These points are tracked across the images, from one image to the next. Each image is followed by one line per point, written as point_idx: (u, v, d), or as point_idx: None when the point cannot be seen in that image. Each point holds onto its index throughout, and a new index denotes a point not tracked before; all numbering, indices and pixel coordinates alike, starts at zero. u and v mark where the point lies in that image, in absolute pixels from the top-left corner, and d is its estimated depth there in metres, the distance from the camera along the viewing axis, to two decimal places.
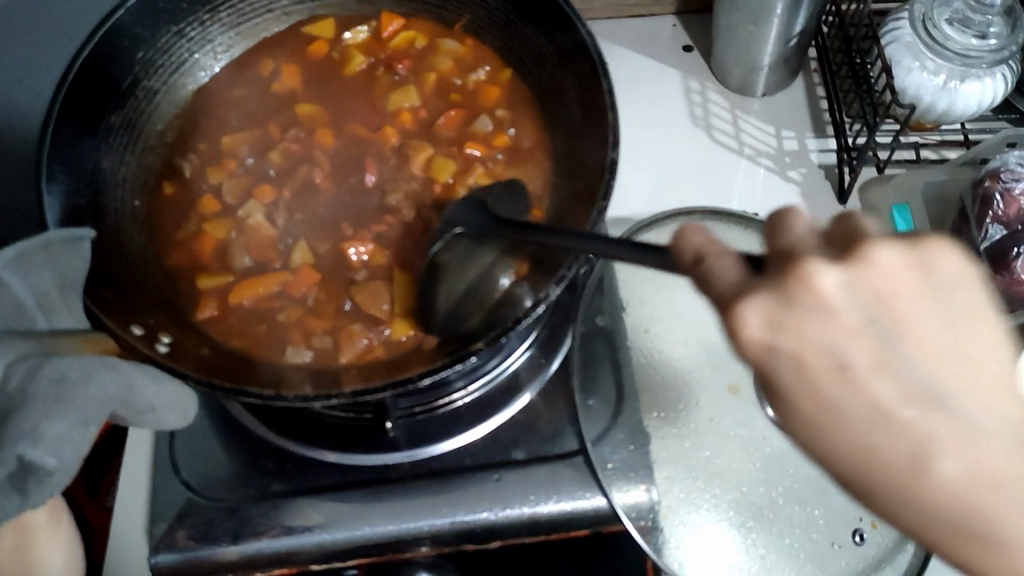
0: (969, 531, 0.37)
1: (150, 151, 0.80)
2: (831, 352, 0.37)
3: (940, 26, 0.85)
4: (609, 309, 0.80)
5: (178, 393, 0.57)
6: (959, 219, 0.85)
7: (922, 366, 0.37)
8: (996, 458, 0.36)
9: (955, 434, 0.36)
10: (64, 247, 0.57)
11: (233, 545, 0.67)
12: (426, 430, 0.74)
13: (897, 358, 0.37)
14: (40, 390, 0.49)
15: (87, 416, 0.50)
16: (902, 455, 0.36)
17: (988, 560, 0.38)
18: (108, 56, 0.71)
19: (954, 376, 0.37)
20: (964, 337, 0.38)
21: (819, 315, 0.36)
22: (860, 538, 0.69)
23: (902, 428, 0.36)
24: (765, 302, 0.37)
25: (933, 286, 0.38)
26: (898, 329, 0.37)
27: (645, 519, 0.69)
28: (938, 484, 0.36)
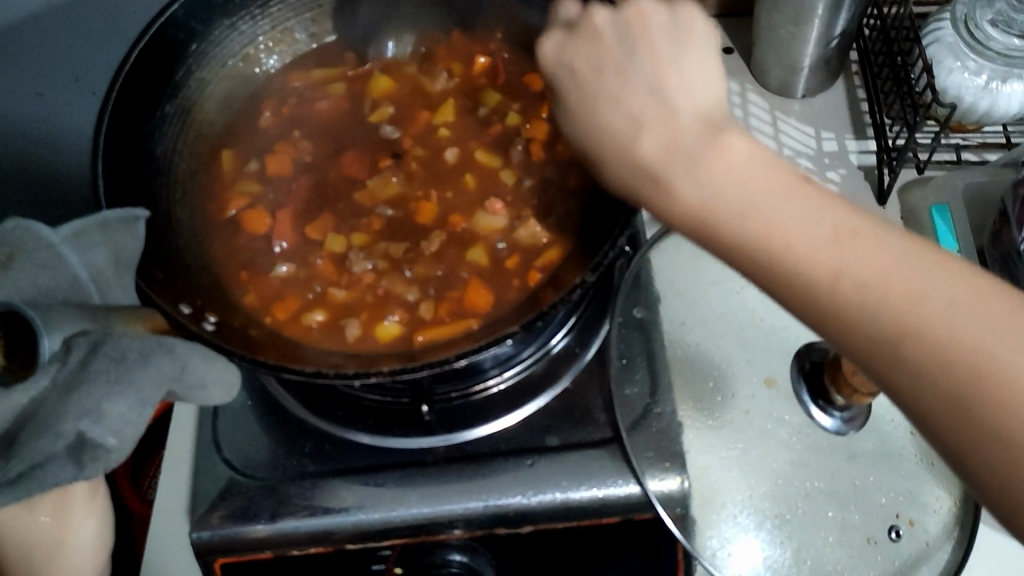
0: (648, 175, 0.51)
1: (202, 139, 0.81)
2: (614, 65, 0.55)
3: (982, 26, 0.85)
4: (646, 301, 0.80)
5: (229, 369, 0.57)
6: (999, 219, 0.84)
7: (651, 68, 0.53)
8: (677, 130, 0.50)
9: (674, 80, 0.52)
10: (120, 227, 0.59)
11: (269, 522, 0.69)
12: (461, 415, 0.76)
13: (634, 65, 0.54)
14: (101, 368, 0.50)
15: (144, 399, 0.52)
16: (651, 147, 0.51)
17: (659, 197, 0.51)
18: (161, 48, 0.73)
19: (670, 72, 0.53)
20: (682, 55, 0.54)
21: (589, 35, 0.57)
22: (896, 535, 0.69)
23: (725, 154, 0.48)
24: (557, 34, 0.59)
25: (681, 22, 0.56)
26: (640, 41, 0.55)
27: (679, 507, 0.69)
28: (679, 196, 0.49)
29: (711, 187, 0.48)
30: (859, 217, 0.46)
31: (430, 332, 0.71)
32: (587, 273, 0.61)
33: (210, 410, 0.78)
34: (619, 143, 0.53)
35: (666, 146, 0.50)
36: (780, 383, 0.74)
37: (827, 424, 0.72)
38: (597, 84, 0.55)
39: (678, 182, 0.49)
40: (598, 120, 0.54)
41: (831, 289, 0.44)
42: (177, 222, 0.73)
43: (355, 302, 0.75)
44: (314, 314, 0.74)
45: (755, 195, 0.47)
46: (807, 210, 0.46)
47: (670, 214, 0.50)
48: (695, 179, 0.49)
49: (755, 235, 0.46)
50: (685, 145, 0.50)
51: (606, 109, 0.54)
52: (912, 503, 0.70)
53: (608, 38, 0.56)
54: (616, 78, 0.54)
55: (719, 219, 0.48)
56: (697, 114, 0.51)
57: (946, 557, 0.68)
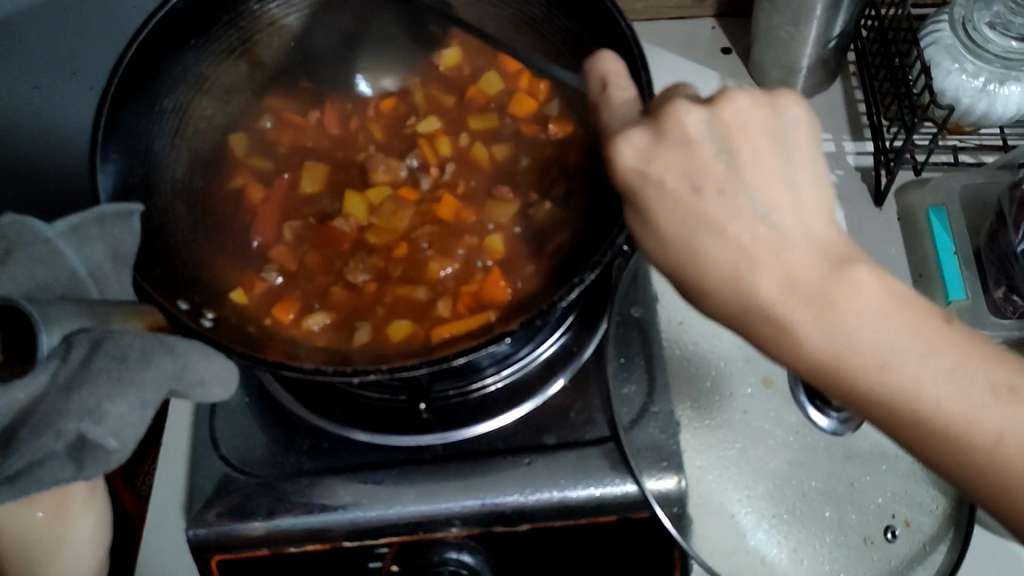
0: (763, 315, 0.47)
1: (201, 136, 0.81)
2: (709, 183, 0.48)
3: (980, 29, 0.86)
4: (643, 300, 0.80)
5: (226, 367, 0.58)
6: (996, 220, 0.84)
7: (759, 194, 0.48)
8: (803, 271, 0.47)
9: (789, 211, 0.48)
10: (117, 222, 0.58)
11: (266, 520, 0.69)
12: (460, 413, 0.75)
13: (741, 187, 0.48)
14: (104, 367, 0.49)
15: (146, 398, 0.52)
16: (770, 288, 0.47)
17: (777, 341, 0.48)
18: (160, 44, 0.73)
19: (780, 199, 0.48)
20: (790, 172, 0.49)
21: (679, 146, 0.49)
22: (892, 535, 0.69)
23: (869, 308, 0.46)
24: (638, 135, 0.50)
25: (781, 126, 0.50)
26: (742, 157, 0.49)
27: (677, 506, 0.70)
28: (809, 348, 0.47)
29: (852, 338, 0.46)
30: (1006, 368, 0.46)
31: (450, 326, 0.70)
32: (586, 272, 0.61)
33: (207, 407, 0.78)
34: (734, 278, 0.48)
35: (796, 298, 0.46)
36: (777, 383, 0.74)
37: (824, 424, 0.72)
38: (688, 210, 0.49)
39: (810, 335, 0.46)
40: (695, 247, 0.49)
41: (990, 449, 0.45)
42: (175, 219, 0.72)
43: (362, 308, 0.74)
44: (317, 315, 0.73)
45: (904, 350, 0.46)
46: (957, 368, 0.45)
47: (796, 354, 0.48)
48: (832, 334, 0.46)
49: (907, 392, 0.46)
50: (812, 293, 0.46)
51: (715, 244, 0.48)
52: (909, 502, 0.70)
53: (698, 147, 0.49)
54: (714, 204, 0.48)
55: (854, 369, 0.46)
56: (820, 248, 0.47)
57: (941, 558, 0.69)
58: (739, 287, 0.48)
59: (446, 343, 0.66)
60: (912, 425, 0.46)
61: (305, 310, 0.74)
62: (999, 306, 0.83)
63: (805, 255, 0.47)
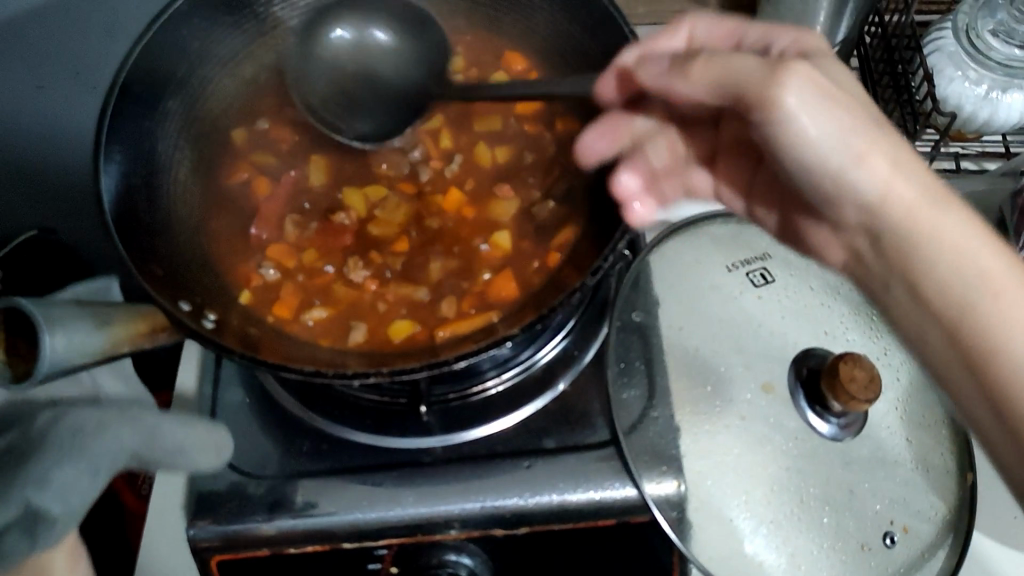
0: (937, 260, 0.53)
1: (206, 137, 0.81)
2: (858, 86, 0.54)
3: (983, 37, 0.85)
4: (644, 305, 0.80)
5: (207, 436, 0.64)
6: (998, 227, 0.84)
7: (887, 112, 0.54)
8: (911, 185, 0.53)
9: (907, 132, 0.55)
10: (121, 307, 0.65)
11: (267, 521, 0.69)
12: (460, 416, 0.76)
13: (880, 100, 0.55)
14: (56, 438, 0.55)
15: (98, 467, 0.56)
16: (920, 211, 0.53)
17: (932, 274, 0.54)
18: (166, 44, 0.72)
19: (903, 122, 0.54)
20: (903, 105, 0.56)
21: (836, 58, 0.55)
22: (890, 541, 0.70)
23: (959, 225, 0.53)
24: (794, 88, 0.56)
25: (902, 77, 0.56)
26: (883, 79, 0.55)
27: (675, 511, 0.70)
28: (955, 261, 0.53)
29: (968, 250, 0.52)
30: None
31: (452, 326, 0.70)
32: (587, 277, 0.61)
33: (208, 407, 0.78)
34: (875, 186, 0.53)
35: (902, 202, 0.53)
36: (777, 389, 0.74)
37: (825, 430, 0.72)
38: (843, 112, 0.52)
39: (946, 235, 0.53)
40: (853, 156, 0.53)
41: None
42: (179, 220, 0.72)
43: (360, 306, 0.75)
44: (317, 312, 0.74)
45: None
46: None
47: (936, 255, 0.53)
48: (965, 244, 0.52)
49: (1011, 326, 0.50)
50: (972, 220, 0.53)
51: (880, 174, 0.53)
52: (908, 510, 0.71)
53: (845, 76, 0.54)
54: (865, 118, 0.53)
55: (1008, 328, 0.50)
56: (935, 172, 0.54)
57: (939, 563, 0.71)
58: (871, 190, 0.53)
59: (443, 345, 0.66)
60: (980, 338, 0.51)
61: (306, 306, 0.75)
62: None
63: (928, 174, 0.54)
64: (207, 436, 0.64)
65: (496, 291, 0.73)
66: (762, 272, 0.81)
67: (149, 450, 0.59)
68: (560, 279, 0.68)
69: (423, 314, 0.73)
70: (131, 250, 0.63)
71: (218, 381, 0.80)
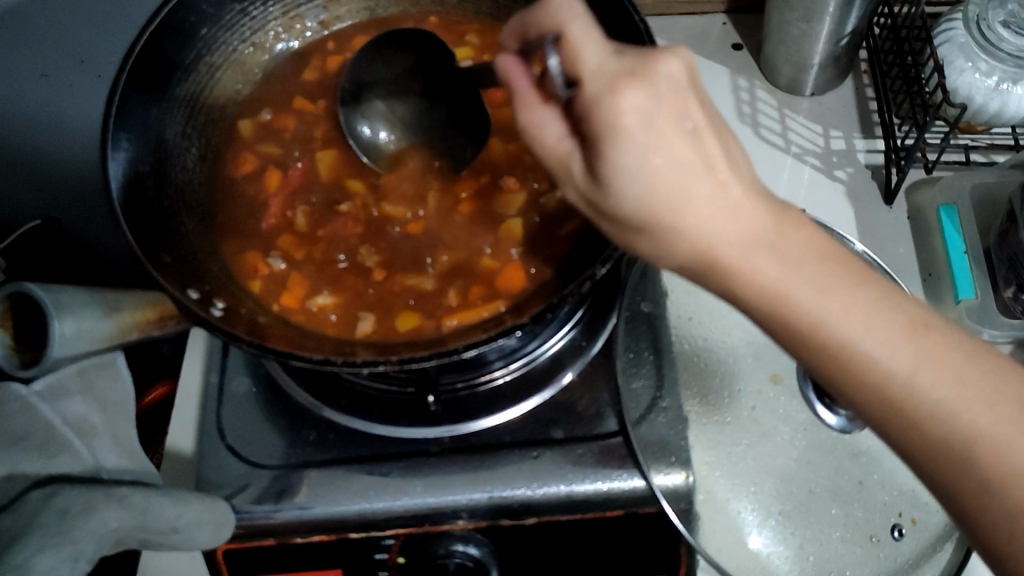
0: (775, 308, 0.50)
1: (211, 124, 0.80)
2: (643, 130, 0.47)
3: (994, 27, 0.84)
4: (653, 295, 0.80)
5: (208, 512, 0.65)
6: (1007, 220, 0.84)
7: (643, 149, 0.47)
8: (720, 224, 0.49)
9: (698, 154, 0.48)
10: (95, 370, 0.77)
11: (276, 509, 0.69)
12: (467, 406, 0.75)
13: (657, 131, 0.48)
14: (45, 521, 0.55)
15: (79, 552, 0.55)
16: (736, 257, 0.49)
17: (777, 326, 0.50)
18: (172, 31, 0.71)
19: (668, 150, 0.48)
20: (690, 116, 0.49)
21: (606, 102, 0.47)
22: (899, 534, 0.69)
23: (774, 267, 0.49)
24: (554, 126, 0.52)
25: (656, 81, 0.48)
26: (658, 109, 0.48)
27: (684, 502, 0.70)
28: (795, 310, 0.49)
29: (773, 280, 0.49)
30: (925, 313, 0.49)
31: (462, 317, 0.70)
32: (598, 268, 0.61)
33: (214, 396, 0.79)
34: (668, 239, 0.50)
35: (718, 248, 0.49)
36: (785, 380, 0.74)
37: (831, 422, 0.72)
38: (632, 173, 0.48)
39: (754, 270, 0.49)
40: (648, 218, 0.49)
41: (901, 387, 0.47)
42: (184, 207, 0.71)
43: (363, 296, 0.73)
44: (314, 300, 0.73)
45: (870, 309, 0.48)
46: (878, 301, 0.49)
47: (743, 291, 0.51)
48: (791, 287, 0.49)
49: (864, 361, 0.48)
50: (813, 267, 0.49)
51: (685, 232, 0.49)
52: (915, 500, 0.70)
53: (663, 120, 0.48)
54: (681, 172, 0.48)
55: (853, 359, 0.48)
56: (746, 192, 0.50)
57: (948, 556, 0.69)
58: (668, 242, 0.50)
59: (448, 335, 0.66)
60: (839, 374, 0.49)
61: (314, 293, 0.73)
62: (1009, 307, 0.84)
63: (755, 210, 0.49)
64: (206, 511, 0.65)
65: (495, 286, 0.72)
66: None
67: (143, 531, 0.60)
68: (571, 271, 0.68)
69: (427, 304, 0.72)
70: (140, 237, 0.63)
71: (224, 369, 0.80)
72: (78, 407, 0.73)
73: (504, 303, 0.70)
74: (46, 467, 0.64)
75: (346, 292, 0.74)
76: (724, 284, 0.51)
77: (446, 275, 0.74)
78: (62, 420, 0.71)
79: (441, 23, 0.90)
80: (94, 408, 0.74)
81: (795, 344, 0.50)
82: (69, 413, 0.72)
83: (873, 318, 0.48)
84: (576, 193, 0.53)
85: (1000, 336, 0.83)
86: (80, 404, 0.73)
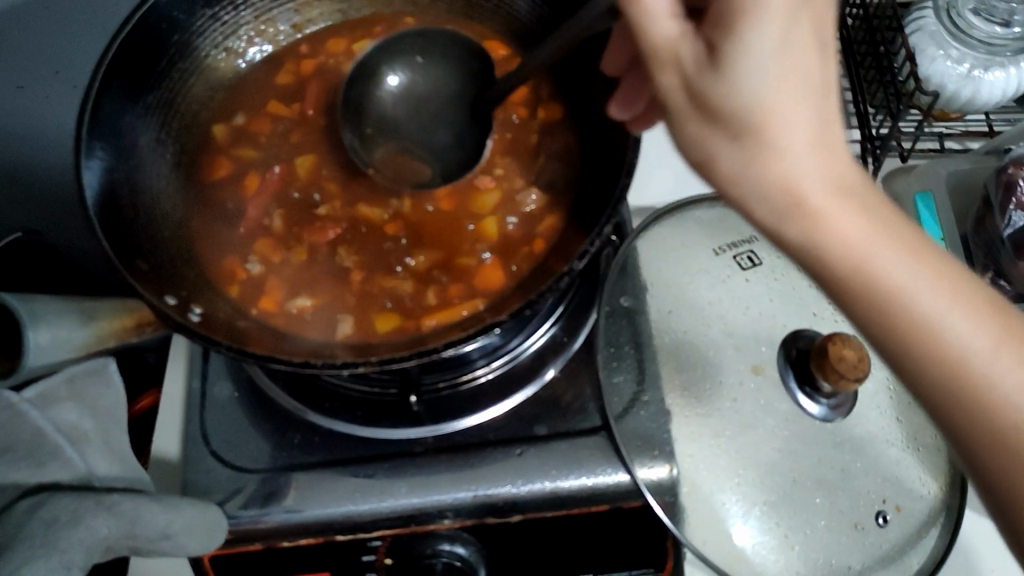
0: (861, 249, 0.45)
1: (186, 131, 0.80)
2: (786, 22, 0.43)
3: (963, 14, 0.86)
4: (632, 289, 0.80)
5: (201, 517, 0.66)
6: (982, 206, 0.85)
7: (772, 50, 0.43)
8: (824, 159, 0.45)
9: (818, 75, 0.45)
10: (85, 377, 0.72)
11: (260, 514, 0.69)
12: (450, 406, 0.75)
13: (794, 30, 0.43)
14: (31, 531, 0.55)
15: (70, 561, 0.55)
16: (834, 194, 0.45)
17: (848, 277, 0.45)
18: (144, 39, 0.71)
19: (788, 63, 0.44)
20: (821, 34, 0.45)
21: None
22: (883, 521, 0.70)
23: (867, 206, 0.45)
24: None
25: None
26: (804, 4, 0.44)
27: (668, 495, 0.70)
28: (884, 258, 0.45)
29: (868, 218, 0.45)
30: (984, 287, 0.48)
31: (444, 317, 0.70)
32: (575, 262, 0.61)
33: (197, 402, 0.78)
34: (759, 159, 0.45)
35: (819, 177, 0.45)
36: (767, 371, 0.74)
37: (815, 411, 0.72)
38: (753, 74, 0.43)
39: (848, 208, 0.45)
40: (753, 128, 0.45)
41: (974, 357, 0.45)
42: (160, 214, 0.71)
43: (341, 299, 0.73)
44: (292, 303, 0.72)
45: (944, 270, 0.46)
46: (957, 276, 0.47)
47: (815, 245, 0.45)
48: (877, 228, 0.45)
49: (942, 325, 0.45)
50: (896, 219, 0.46)
51: (783, 159, 0.45)
52: (901, 489, 0.71)
53: (801, 19, 0.43)
54: (802, 84, 0.44)
55: (924, 320, 0.45)
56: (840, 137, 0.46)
57: (932, 543, 0.71)
58: (757, 165, 0.45)
59: (429, 335, 0.66)
60: (897, 335, 0.46)
61: (292, 297, 0.73)
62: None
63: (846, 154, 0.46)
64: (199, 517, 0.66)
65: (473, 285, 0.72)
66: (749, 255, 0.81)
67: (131, 538, 0.60)
68: (549, 266, 0.68)
69: (406, 306, 0.72)
70: (115, 246, 0.62)
71: (206, 376, 0.80)
72: (68, 415, 0.68)
73: (483, 303, 0.70)
74: (36, 477, 0.62)
75: (324, 294, 0.74)
76: (783, 238, 0.46)
77: (424, 275, 0.74)
78: (54, 429, 0.66)
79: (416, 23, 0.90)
80: (86, 415, 0.70)
81: (855, 301, 0.46)
82: (61, 421, 0.67)
83: (955, 278, 0.46)
84: (676, 74, 0.46)
85: None
86: (71, 412, 0.69)
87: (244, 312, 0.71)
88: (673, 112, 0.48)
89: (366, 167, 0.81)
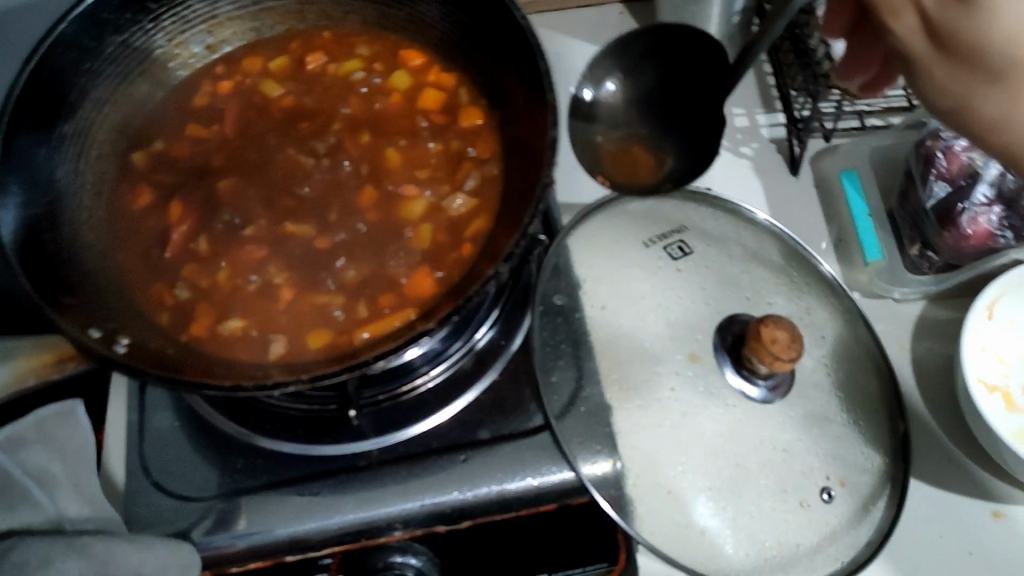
0: None
1: (104, 159, 0.78)
2: None
3: None
4: (567, 287, 0.81)
5: (175, 555, 0.63)
6: (905, 180, 0.88)
7: None
8: None
9: None
10: (58, 420, 0.71)
11: (205, 542, 0.68)
12: (392, 417, 0.75)
13: None
14: None
15: None
16: None
17: None
18: (54, 71, 0.70)
19: None
20: None
21: None
22: (829, 496, 0.71)
23: None
24: None
25: None
26: None
27: (613, 488, 0.71)
28: None
29: None
30: None
31: (381, 326, 0.71)
32: (501, 266, 0.61)
33: (136, 432, 0.77)
34: None
35: None
36: (703, 358, 0.74)
37: (754, 394, 0.73)
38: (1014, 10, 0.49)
39: None
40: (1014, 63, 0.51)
41: None
42: (84, 246, 0.70)
43: (273, 317, 0.73)
44: (225, 323, 0.72)
45: None
46: None
47: None
48: None
49: None
50: None
51: None
52: (842, 464, 0.73)
53: None
54: None
55: None
56: None
57: (881, 515, 0.72)
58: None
59: (363, 346, 0.66)
60: None
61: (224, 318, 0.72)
62: (915, 263, 0.88)
63: None
64: (172, 554, 0.64)
65: (404, 295, 0.72)
66: (679, 245, 0.82)
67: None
68: (479, 267, 0.68)
69: (338, 320, 0.72)
70: (34, 282, 0.61)
71: (143, 406, 0.78)
72: (38, 458, 0.68)
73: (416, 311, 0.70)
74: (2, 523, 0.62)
75: (256, 313, 0.73)
76: None
77: (355, 287, 0.74)
78: (22, 473, 0.66)
79: (332, 37, 0.91)
80: (55, 457, 0.69)
81: None
82: (31, 465, 0.67)
83: None
84: (910, 18, 0.55)
85: (911, 292, 0.87)
86: (41, 455, 0.68)
87: (174, 336, 0.70)
88: (917, 59, 0.57)
89: (292, 181, 0.80)
